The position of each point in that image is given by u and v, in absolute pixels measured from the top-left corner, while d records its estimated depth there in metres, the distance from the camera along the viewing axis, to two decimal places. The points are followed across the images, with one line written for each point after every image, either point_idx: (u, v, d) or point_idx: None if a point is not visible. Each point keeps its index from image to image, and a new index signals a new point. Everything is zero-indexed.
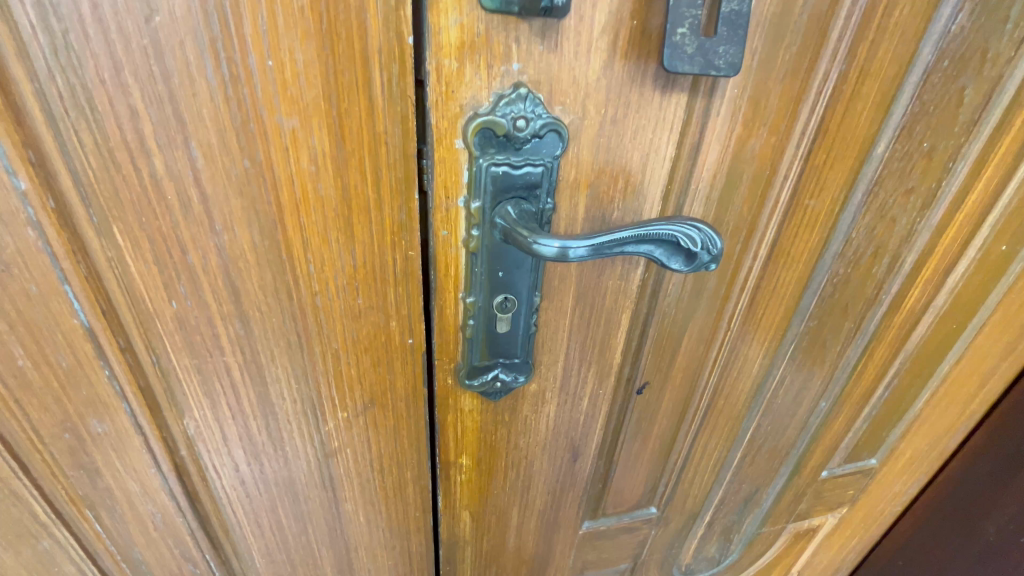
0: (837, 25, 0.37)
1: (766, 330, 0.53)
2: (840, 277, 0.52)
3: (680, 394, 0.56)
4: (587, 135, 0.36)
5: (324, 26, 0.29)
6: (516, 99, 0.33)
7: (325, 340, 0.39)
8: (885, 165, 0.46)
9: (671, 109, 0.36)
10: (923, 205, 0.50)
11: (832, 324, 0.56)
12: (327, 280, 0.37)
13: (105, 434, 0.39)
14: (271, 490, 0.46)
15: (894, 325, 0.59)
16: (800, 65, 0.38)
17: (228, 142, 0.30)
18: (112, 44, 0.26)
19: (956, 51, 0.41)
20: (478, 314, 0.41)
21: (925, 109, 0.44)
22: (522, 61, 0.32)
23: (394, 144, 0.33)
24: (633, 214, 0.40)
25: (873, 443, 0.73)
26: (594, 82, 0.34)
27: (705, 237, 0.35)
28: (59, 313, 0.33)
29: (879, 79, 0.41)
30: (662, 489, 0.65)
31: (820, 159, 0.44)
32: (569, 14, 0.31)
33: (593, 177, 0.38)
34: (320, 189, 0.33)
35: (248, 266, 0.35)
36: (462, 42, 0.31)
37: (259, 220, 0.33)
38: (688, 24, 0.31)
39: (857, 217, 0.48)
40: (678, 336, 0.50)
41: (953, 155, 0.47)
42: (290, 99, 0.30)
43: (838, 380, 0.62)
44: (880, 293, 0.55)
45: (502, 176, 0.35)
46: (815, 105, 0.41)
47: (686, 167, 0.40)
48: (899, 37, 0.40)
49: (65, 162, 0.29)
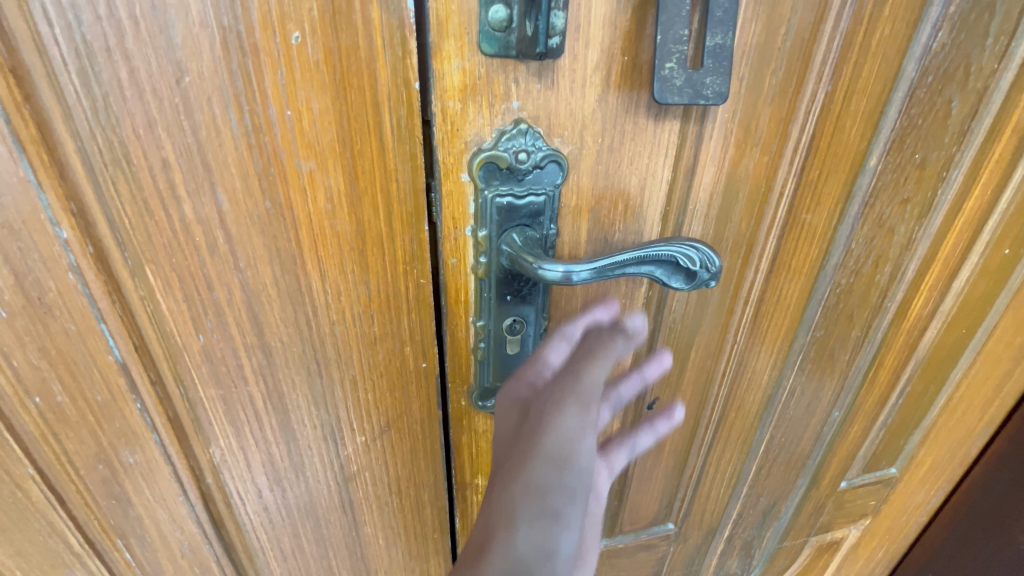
0: (820, 48, 0.39)
1: (772, 342, 0.54)
2: (843, 286, 0.53)
3: (692, 408, 0.56)
4: (586, 164, 0.38)
5: (338, 77, 0.31)
6: (517, 134, 0.35)
7: (343, 366, 0.41)
8: (879, 177, 0.47)
9: (665, 135, 0.38)
10: (921, 214, 0.51)
11: (839, 333, 0.56)
12: (344, 309, 0.38)
13: (136, 464, 0.40)
14: (294, 515, 0.48)
15: (903, 332, 0.59)
16: (786, 87, 0.40)
17: (251, 186, 0.33)
18: (146, 103, 0.29)
19: (939, 66, 0.43)
20: (490, 337, 0.42)
21: (914, 122, 0.45)
22: (520, 98, 0.34)
23: (404, 180, 0.35)
24: (634, 234, 0.42)
25: (891, 452, 0.73)
26: (590, 114, 0.36)
27: (702, 256, 0.37)
28: (96, 350, 0.35)
29: (865, 96, 0.43)
30: (678, 505, 0.65)
31: (813, 175, 0.45)
32: (563, 55, 0.33)
33: (593, 203, 0.39)
34: (336, 225, 0.35)
35: (269, 299, 0.37)
36: (464, 85, 0.33)
37: (280, 257, 0.35)
38: (675, 59, 0.33)
39: (855, 229, 0.49)
40: (686, 350, 0.51)
41: (946, 164, 0.48)
42: (308, 144, 0.32)
43: (850, 389, 0.62)
44: (887, 301, 0.56)
45: (506, 206, 0.37)
46: (805, 124, 0.42)
47: (683, 188, 0.41)
48: (880, 57, 0.41)
49: (103, 210, 0.31)
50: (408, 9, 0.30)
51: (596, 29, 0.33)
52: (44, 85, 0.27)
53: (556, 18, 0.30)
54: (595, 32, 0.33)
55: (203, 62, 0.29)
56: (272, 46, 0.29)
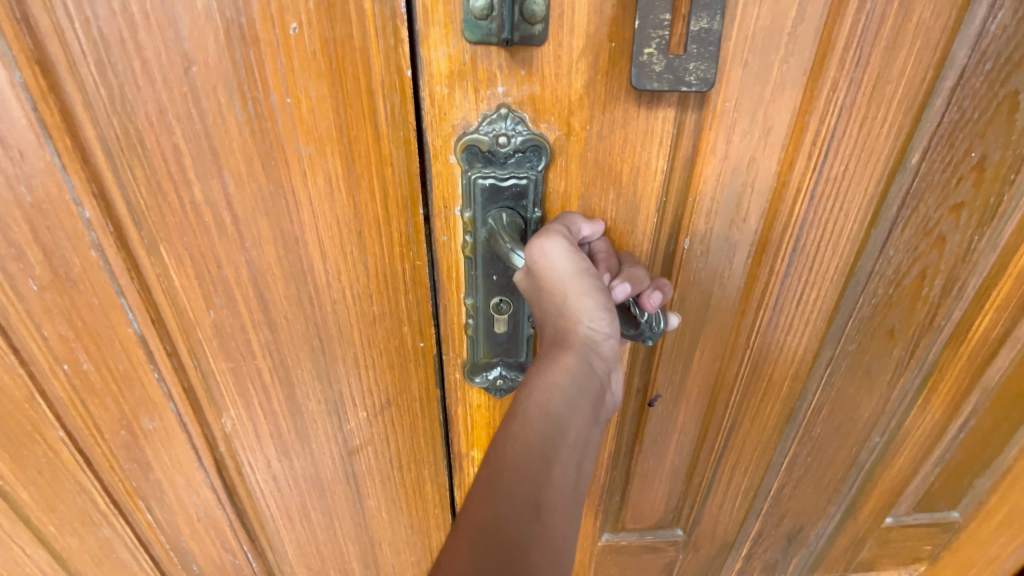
0: (842, 33, 0.35)
1: (791, 354, 0.48)
2: (879, 298, 0.46)
3: (699, 412, 0.52)
4: (573, 151, 0.38)
5: (334, 65, 0.33)
6: (498, 119, 0.36)
7: (344, 342, 0.43)
8: (924, 176, 0.40)
9: (658, 124, 0.37)
10: (982, 221, 0.42)
11: (877, 349, 0.48)
12: (345, 288, 0.40)
13: (155, 430, 0.44)
14: (301, 485, 0.50)
15: (962, 357, 0.49)
16: (799, 76, 0.36)
17: (255, 170, 0.35)
18: (157, 92, 0.31)
19: (1000, 51, 0.36)
20: (478, 314, 0.42)
21: (966, 117, 0.38)
22: (506, 84, 0.35)
23: (398, 165, 0.37)
24: (629, 225, 0.41)
25: (952, 492, 0.61)
26: (577, 101, 0.36)
27: (650, 317, 0.38)
28: (116, 322, 0.38)
29: (899, 84, 0.37)
30: (687, 511, 0.60)
31: (835, 172, 0.40)
32: (547, 40, 0.34)
33: (583, 190, 0.40)
34: (336, 207, 0.37)
35: (274, 278, 0.39)
36: (451, 71, 0.34)
37: (284, 237, 0.37)
38: (654, 44, 0.34)
39: (892, 235, 0.43)
40: (689, 348, 0.47)
41: (1016, 165, 0.40)
42: (307, 130, 0.34)
43: (894, 414, 0.53)
44: (944, 321, 0.47)
45: (490, 188, 0.37)
46: (826, 113, 0.38)
47: (682, 179, 0.40)
48: (920, 41, 0.36)
49: (121, 192, 0.34)
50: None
51: (580, 18, 0.34)
52: (67, 76, 0.30)
53: (534, 5, 0.33)
54: (580, 21, 0.34)
55: (208, 52, 0.31)
56: (271, 37, 0.31)
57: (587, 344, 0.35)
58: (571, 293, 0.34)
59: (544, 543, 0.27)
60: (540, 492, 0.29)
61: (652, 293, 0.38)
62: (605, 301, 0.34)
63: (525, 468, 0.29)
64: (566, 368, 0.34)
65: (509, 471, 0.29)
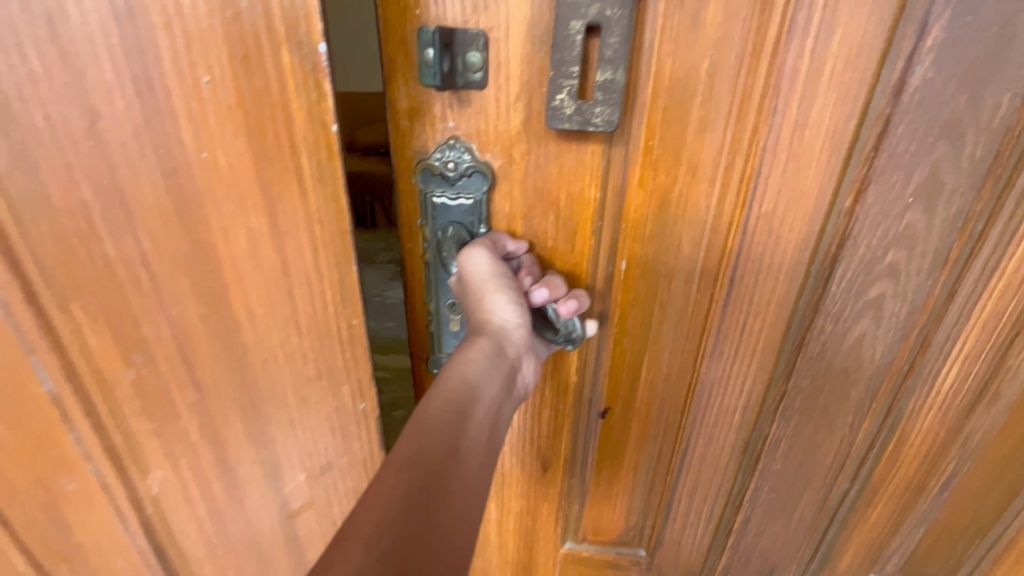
0: (748, 82, 0.33)
1: (736, 388, 0.45)
2: (826, 332, 0.41)
3: (646, 431, 0.49)
4: (515, 177, 0.36)
5: (253, 121, 0.31)
6: (447, 147, 0.35)
7: (279, 403, 0.41)
8: (859, 217, 0.37)
9: (588, 158, 0.36)
10: (933, 265, 0.38)
11: (833, 387, 0.44)
12: (276, 346, 0.38)
13: (76, 492, 0.41)
14: (237, 548, 0.48)
15: (935, 407, 0.44)
16: (719, 117, 0.34)
17: (171, 227, 0.33)
18: (64, 147, 0.30)
19: (926, 99, 0.33)
20: (437, 316, 0.41)
21: (897, 159, 0.35)
22: (456, 119, 0.35)
23: (323, 228, 0.35)
24: (570, 258, 0.40)
25: (943, 561, 0.53)
26: (517, 137, 0.35)
27: (567, 321, 0.40)
28: (27, 382, 0.36)
29: (819, 129, 0.34)
30: (648, 530, 0.56)
31: (763, 210, 0.37)
32: (488, 83, 0.33)
33: (525, 212, 0.38)
34: (260, 263, 0.35)
35: (199, 335, 0.37)
36: (412, 108, 0.34)
37: (206, 294, 0.36)
38: (566, 90, 0.32)
39: (832, 277, 0.39)
40: (634, 369, 0.45)
41: (959, 213, 0.36)
42: (226, 187, 0.33)
43: (860, 458, 0.48)
44: (910, 368, 0.42)
45: (438, 205, 0.37)
46: (745, 150, 0.35)
47: (615, 207, 0.38)
48: (836, 88, 0.33)
49: (27, 248, 0.32)
50: (322, 53, 0.30)
51: (516, 62, 0.33)
52: None
53: (473, 56, 0.32)
54: (514, 69, 0.33)
55: (116, 107, 0.29)
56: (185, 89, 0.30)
57: (498, 334, 0.37)
58: (488, 293, 0.36)
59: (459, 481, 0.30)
60: (457, 438, 0.32)
61: (568, 300, 0.38)
62: (518, 300, 0.37)
63: (443, 419, 0.33)
64: (480, 352, 0.36)
65: (428, 422, 0.32)
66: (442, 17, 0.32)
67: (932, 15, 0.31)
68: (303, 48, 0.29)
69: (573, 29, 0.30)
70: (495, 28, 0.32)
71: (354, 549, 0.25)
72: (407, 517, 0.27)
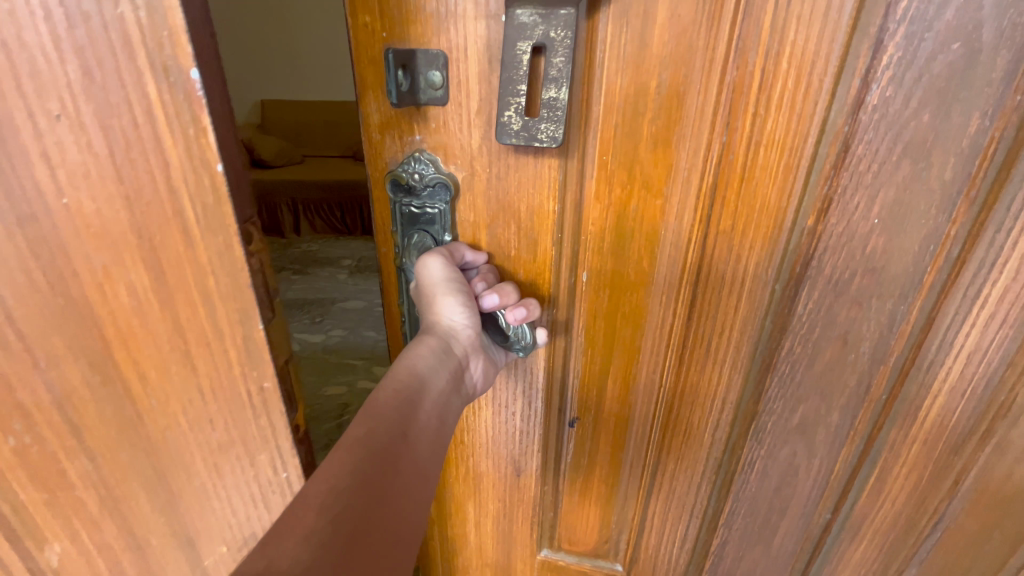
0: (698, 103, 0.34)
1: (704, 405, 0.45)
2: (795, 357, 0.40)
3: (618, 442, 0.50)
4: (478, 187, 0.39)
5: (121, 163, 0.28)
6: (412, 160, 0.38)
7: (187, 470, 0.38)
8: (821, 240, 0.36)
9: (545, 171, 0.37)
10: (906, 291, 0.36)
11: (808, 412, 0.43)
12: (172, 413, 0.36)
13: None
14: None
15: (918, 441, 0.41)
16: (672, 136, 0.35)
17: (36, 280, 0.30)
18: None
19: (884, 121, 0.32)
20: (409, 318, 0.44)
21: (859, 183, 0.34)
22: (422, 132, 0.38)
23: (221, 280, 0.32)
24: (533, 267, 0.41)
25: None
26: (477, 149, 0.37)
27: (518, 329, 0.42)
28: None
29: (775, 149, 0.34)
30: (623, 543, 0.56)
31: (721, 226, 0.37)
32: (449, 99, 0.36)
33: (489, 221, 0.40)
34: (147, 322, 0.33)
35: (82, 400, 0.33)
36: (383, 122, 0.38)
37: (86, 354, 0.32)
38: (513, 108, 0.33)
39: (798, 297, 0.38)
40: (602, 378, 0.46)
41: (933, 237, 0.34)
42: (96, 238, 0.30)
43: (839, 488, 0.46)
44: (889, 397, 0.41)
45: (406, 213, 0.40)
46: (701, 169, 0.35)
47: (575, 221, 0.39)
48: (790, 111, 0.33)
49: None
50: (194, 80, 0.27)
51: (474, 81, 0.35)
52: None
53: (434, 75, 0.35)
54: (474, 87, 0.35)
55: None
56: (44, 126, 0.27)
57: (446, 335, 0.39)
58: (440, 297, 0.38)
59: (406, 464, 0.33)
60: (406, 423, 0.34)
61: (517, 308, 0.39)
62: (468, 304, 0.39)
63: (394, 405, 0.35)
64: (428, 349, 0.38)
65: (382, 408, 0.34)
66: (406, 39, 0.35)
67: (886, 33, 0.30)
68: (171, 73, 0.27)
69: (519, 50, 0.32)
70: (455, 50, 0.35)
71: (305, 518, 0.27)
72: (356, 490, 0.29)
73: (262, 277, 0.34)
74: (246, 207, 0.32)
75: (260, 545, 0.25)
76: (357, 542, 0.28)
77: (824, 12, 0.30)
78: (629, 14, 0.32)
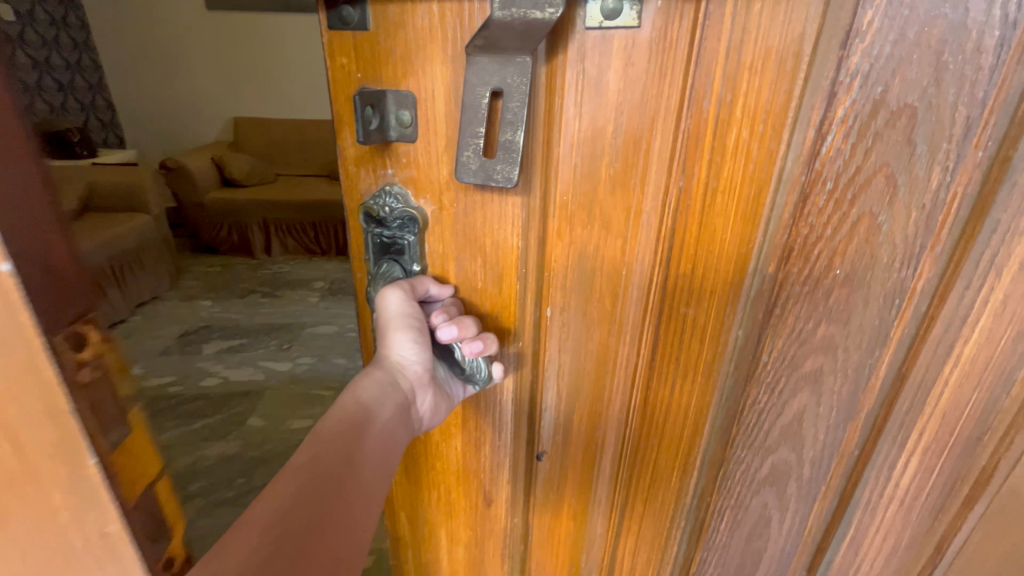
0: (657, 149, 0.34)
1: (672, 448, 0.44)
2: (763, 404, 0.39)
3: (587, 479, 0.48)
4: (445, 221, 0.40)
5: None
6: (384, 193, 0.40)
7: None
8: (783, 287, 0.35)
9: (509, 209, 0.37)
10: (874, 344, 0.35)
11: (779, 463, 0.41)
12: None
13: None
14: None
15: (894, 499, 0.40)
16: (633, 179, 0.35)
17: None
18: None
19: (842, 173, 0.31)
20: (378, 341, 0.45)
21: (820, 232, 0.33)
22: (394, 167, 0.39)
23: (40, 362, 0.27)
24: (499, 300, 0.41)
25: None
26: (445, 184, 0.38)
27: (474, 361, 0.42)
28: None
29: (734, 196, 0.34)
30: None
31: (683, 269, 0.37)
32: (419, 136, 0.37)
33: (456, 253, 0.41)
34: None
35: None
36: (358, 155, 0.40)
37: None
38: (473, 149, 0.34)
39: (762, 343, 0.37)
40: (570, 415, 0.45)
41: (899, 290, 0.33)
42: None
43: (814, 541, 0.44)
44: (862, 454, 0.39)
45: (378, 243, 0.41)
46: (662, 213, 0.36)
47: (539, 258, 0.40)
48: (747, 160, 0.33)
49: None
50: None
51: (441, 119, 0.36)
52: None
53: (404, 114, 0.37)
54: (441, 126, 0.37)
55: None
56: None
57: (394, 367, 0.43)
58: (390, 331, 0.42)
59: (347, 487, 0.37)
60: (351, 451, 0.38)
61: (473, 341, 0.40)
62: (417, 339, 0.42)
63: (340, 432, 0.39)
64: (375, 379, 0.43)
65: (325, 436, 0.39)
66: (378, 80, 0.37)
67: (840, 85, 0.30)
68: None
69: (478, 94, 0.33)
70: (423, 90, 0.36)
71: (249, 535, 0.32)
72: (299, 508, 0.34)
73: (108, 386, 0.26)
74: (80, 297, 0.25)
75: (208, 557, 0.30)
76: (299, 553, 0.32)
77: (778, 64, 0.30)
78: (586, 59, 0.33)
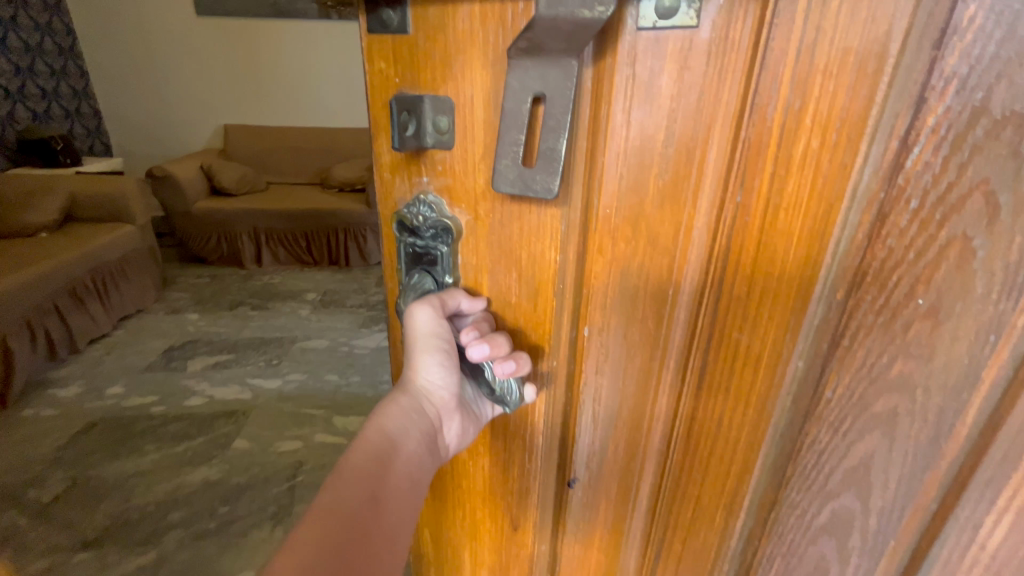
0: (712, 160, 0.31)
1: (717, 485, 0.40)
2: (824, 445, 0.35)
3: (621, 512, 0.45)
4: (480, 232, 0.38)
5: None
6: (418, 202, 0.38)
7: None
8: (852, 317, 0.31)
9: (548, 221, 0.35)
10: (963, 387, 0.30)
11: (842, 513, 0.37)
12: None
13: None
14: None
15: (979, 563, 0.34)
16: (684, 192, 0.33)
17: None
18: None
19: (931, 191, 0.27)
20: None
21: (900, 256, 0.29)
22: (429, 175, 0.38)
23: None
24: (534, 316, 0.39)
25: None
26: (480, 193, 0.36)
27: (505, 382, 0.40)
28: None
29: (799, 213, 0.30)
30: None
31: (736, 291, 0.34)
32: (456, 144, 0.36)
33: (491, 266, 0.39)
34: None
35: None
36: (394, 163, 0.39)
37: None
38: (511, 157, 0.32)
39: (826, 377, 0.33)
40: (605, 443, 0.42)
41: (997, 327, 0.29)
42: None
43: None
44: (943, 509, 0.34)
45: (411, 253, 0.40)
46: (715, 229, 0.33)
47: (578, 272, 0.37)
48: (816, 173, 0.29)
49: None
50: None
51: (478, 126, 0.35)
52: None
53: (440, 120, 0.35)
54: (479, 133, 0.35)
55: None
56: None
57: (420, 392, 0.43)
58: (417, 355, 0.41)
59: (367, 530, 0.37)
60: (374, 491, 0.39)
61: (505, 361, 0.38)
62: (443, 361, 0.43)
63: (365, 468, 0.39)
64: (399, 406, 0.43)
65: (348, 473, 0.39)
66: (417, 86, 0.35)
67: (932, 91, 0.26)
68: None
69: (519, 99, 0.31)
70: (461, 96, 0.34)
71: None
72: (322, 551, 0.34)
73: None
74: None
75: None
76: None
77: (855, 67, 0.27)
78: (637, 63, 0.31)
